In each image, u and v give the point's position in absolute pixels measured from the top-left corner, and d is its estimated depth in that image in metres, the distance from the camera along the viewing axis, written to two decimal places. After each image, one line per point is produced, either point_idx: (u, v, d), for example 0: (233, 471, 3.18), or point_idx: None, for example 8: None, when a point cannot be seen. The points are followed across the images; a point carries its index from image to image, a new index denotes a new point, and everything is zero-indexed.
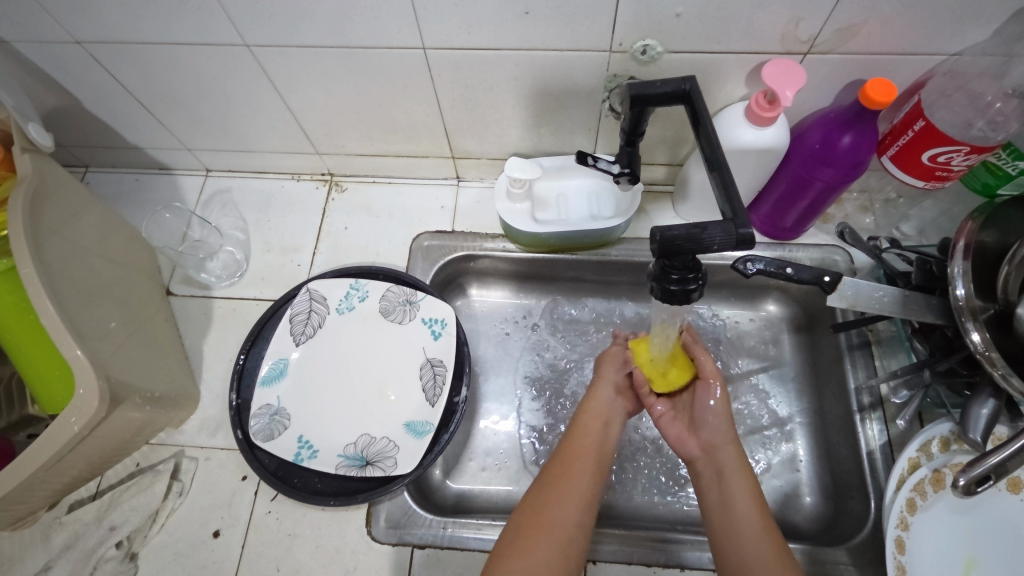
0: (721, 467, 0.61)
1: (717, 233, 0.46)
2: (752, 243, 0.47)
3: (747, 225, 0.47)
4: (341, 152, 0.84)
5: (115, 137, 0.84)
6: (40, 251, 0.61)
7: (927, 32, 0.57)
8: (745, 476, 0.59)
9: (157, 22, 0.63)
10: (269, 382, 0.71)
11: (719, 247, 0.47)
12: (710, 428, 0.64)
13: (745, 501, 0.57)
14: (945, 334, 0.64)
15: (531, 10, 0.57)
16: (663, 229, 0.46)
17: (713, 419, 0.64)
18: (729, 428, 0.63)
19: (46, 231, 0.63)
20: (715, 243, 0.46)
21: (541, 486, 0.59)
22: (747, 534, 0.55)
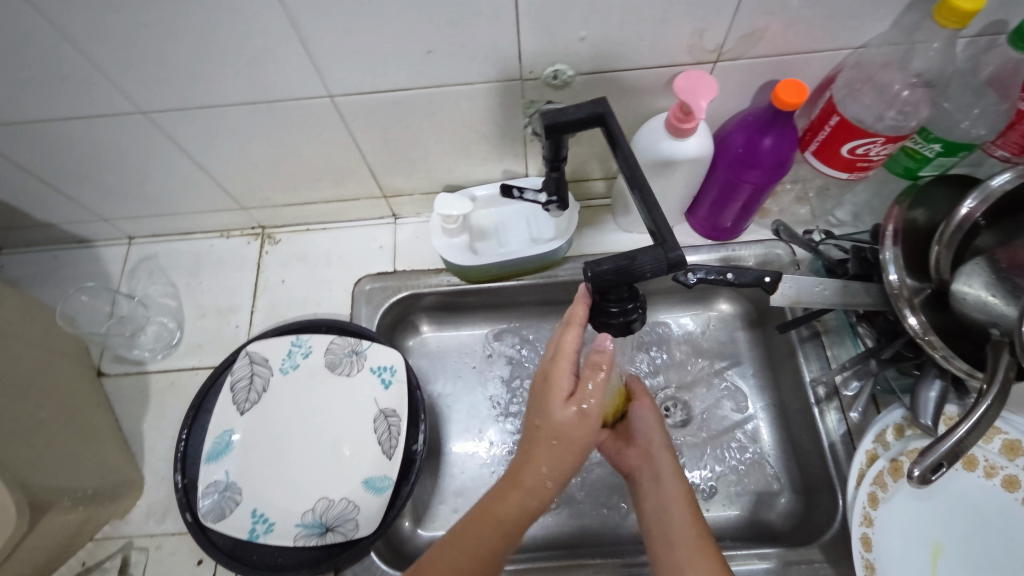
0: (658, 472, 0.62)
1: (648, 261, 0.47)
2: (684, 264, 0.47)
3: (675, 248, 0.47)
4: (268, 205, 0.81)
5: (23, 217, 0.79)
6: None
7: (828, 31, 0.57)
8: (679, 482, 0.61)
9: (42, 99, 0.59)
10: (215, 458, 0.67)
11: (653, 275, 0.47)
12: (648, 441, 0.65)
13: (677, 503, 0.59)
14: (888, 319, 0.65)
15: (433, 49, 0.56)
16: (594, 266, 0.48)
17: (648, 429, 0.66)
18: (665, 439, 0.64)
19: None
20: (647, 272, 0.48)
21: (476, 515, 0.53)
22: (679, 536, 0.56)
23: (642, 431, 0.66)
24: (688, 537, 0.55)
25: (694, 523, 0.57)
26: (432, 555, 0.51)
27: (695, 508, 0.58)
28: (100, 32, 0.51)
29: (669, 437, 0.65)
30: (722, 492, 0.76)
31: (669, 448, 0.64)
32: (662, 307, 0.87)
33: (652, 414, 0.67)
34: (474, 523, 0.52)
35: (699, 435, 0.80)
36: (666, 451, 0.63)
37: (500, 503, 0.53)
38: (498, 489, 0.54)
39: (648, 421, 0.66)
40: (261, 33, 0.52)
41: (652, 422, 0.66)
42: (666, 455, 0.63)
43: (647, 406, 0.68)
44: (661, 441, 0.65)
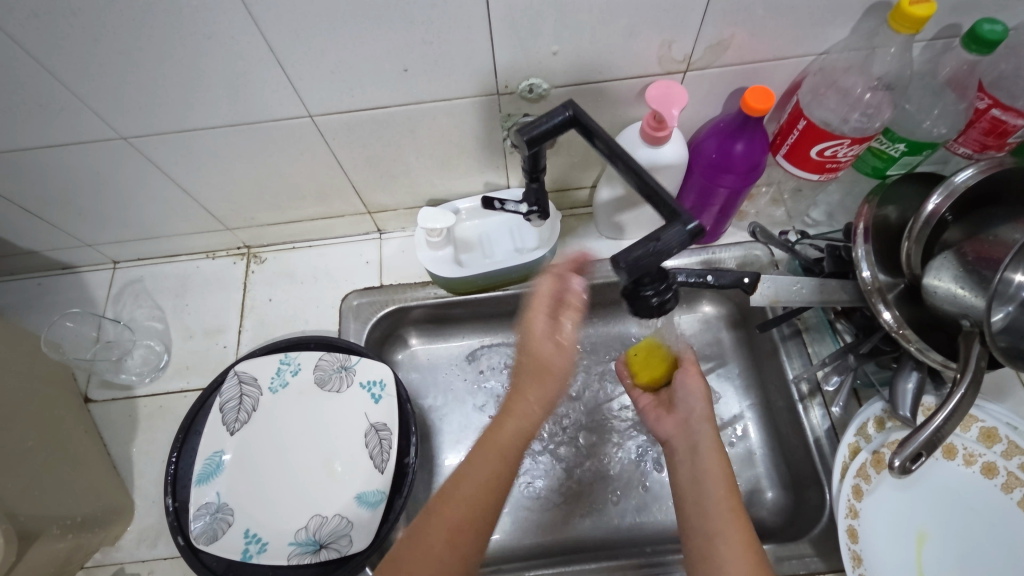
0: (696, 442, 0.60)
1: (672, 237, 0.48)
2: (705, 233, 0.49)
3: (692, 218, 0.49)
4: (253, 224, 0.81)
5: (5, 245, 0.79)
6: None
7: (791, 39, 0.59)
8: (719, 454, 0.58)
9: (21, 128, 0.59)
10: (206, 479, 0.67)
11: (679, 250, 0.48)
12: (690, 411, 0.63)
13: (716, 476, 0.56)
14: (865, 315, 0.67)
15: (409, 67, 0.57)
16: (627, 258, 0.47)
17: (692, 398, 0.64)
18: (708, 410, 0.62)
19: None
20: (675, 247, 0.48)
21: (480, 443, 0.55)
22: (712, 507, 0.53)
23: (683, 399, 0.64)
24: (720, 510, 0.53)
25: (727, 496, 0.54)
26: (438, 497, 0.53)
27: (732, 481, 0.56)
28: (78, 61, 0.52)
29: (712, 406, 0.63)
30: None
31: (711, 417, 0.62)
32: None
33: (698, 383, 0.65)
34: (474, 457, 0.54)
35: None
36: (707, 418, 0.61)
37: (493, 435, 0.55)
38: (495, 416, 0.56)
39: (693, 390, 0.64)
40: (239, 56, 0.53)
41: (696, 392, 0.64)
42: (708, 425, 0.61)
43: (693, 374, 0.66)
44: (705, 411, 0.62)
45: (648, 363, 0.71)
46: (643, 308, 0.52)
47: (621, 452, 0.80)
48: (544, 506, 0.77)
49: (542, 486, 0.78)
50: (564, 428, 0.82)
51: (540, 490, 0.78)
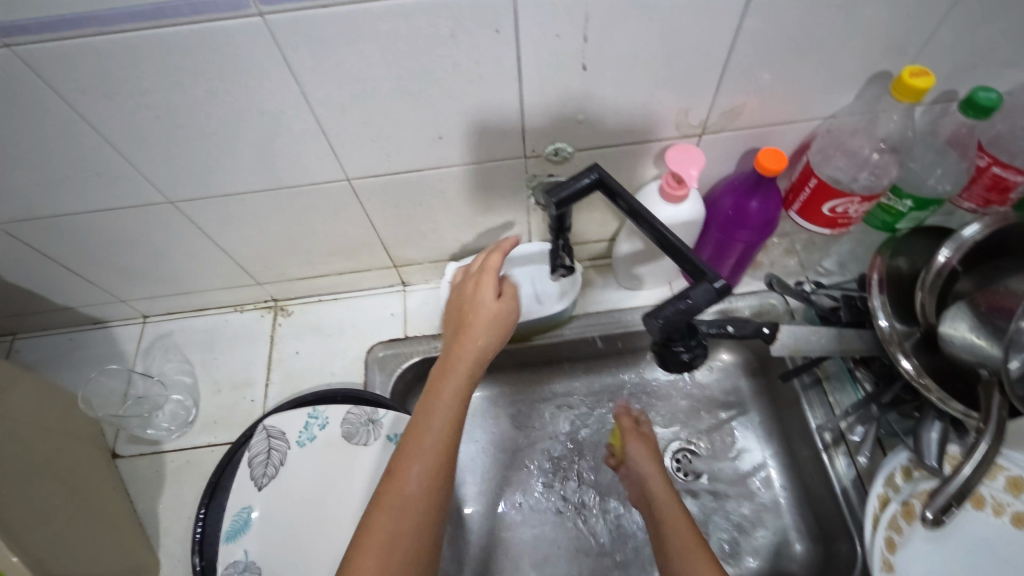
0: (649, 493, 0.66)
1: (700, 296, 0.50)
2: (731, 291, 0.51)
3: (718, 277, 0.51)
4: (282, 279, 0.84)
5: (42, 302, 0.81)
6: None
7: (800, 105, 0.63)
8: (673, 498, 0.64)
9: (76, 195, 0.63)
10: (235, 536, 0.68)
11: (706, 307, 0.50)
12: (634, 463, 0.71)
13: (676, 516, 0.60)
14: (884, 363, 0.68)
15: (443, 135, 0.61)
16: (658, 314, 0.49)
17: (637, 458, 0.71)
18: (655, 468, 0.68)
19: None
20: (703, 305, 0.50)
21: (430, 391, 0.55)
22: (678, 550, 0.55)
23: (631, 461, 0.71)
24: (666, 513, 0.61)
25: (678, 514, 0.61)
26: (399, 449, 0.53)
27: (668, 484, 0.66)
28: (136, 135, 0.56)
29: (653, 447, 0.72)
30: (740, 544, 0.76)
31: (652, 455, 0.71)
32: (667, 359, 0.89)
33: (639, 445, 0.72)
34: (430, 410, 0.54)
35: (711, 485, 0.81)
36: (656, 477, 0.67)
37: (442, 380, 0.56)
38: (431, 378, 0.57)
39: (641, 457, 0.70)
40: (287, 128, 0.57)
41: (637, 451, 0.72)
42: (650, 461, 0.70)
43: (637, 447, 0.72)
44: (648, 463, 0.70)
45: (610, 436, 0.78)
46: (672, 361, 0.53)
47: None
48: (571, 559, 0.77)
49: (567, 540, 0.78)
50: (588, 478, 0.81)
51: (565, 544, 0.78)
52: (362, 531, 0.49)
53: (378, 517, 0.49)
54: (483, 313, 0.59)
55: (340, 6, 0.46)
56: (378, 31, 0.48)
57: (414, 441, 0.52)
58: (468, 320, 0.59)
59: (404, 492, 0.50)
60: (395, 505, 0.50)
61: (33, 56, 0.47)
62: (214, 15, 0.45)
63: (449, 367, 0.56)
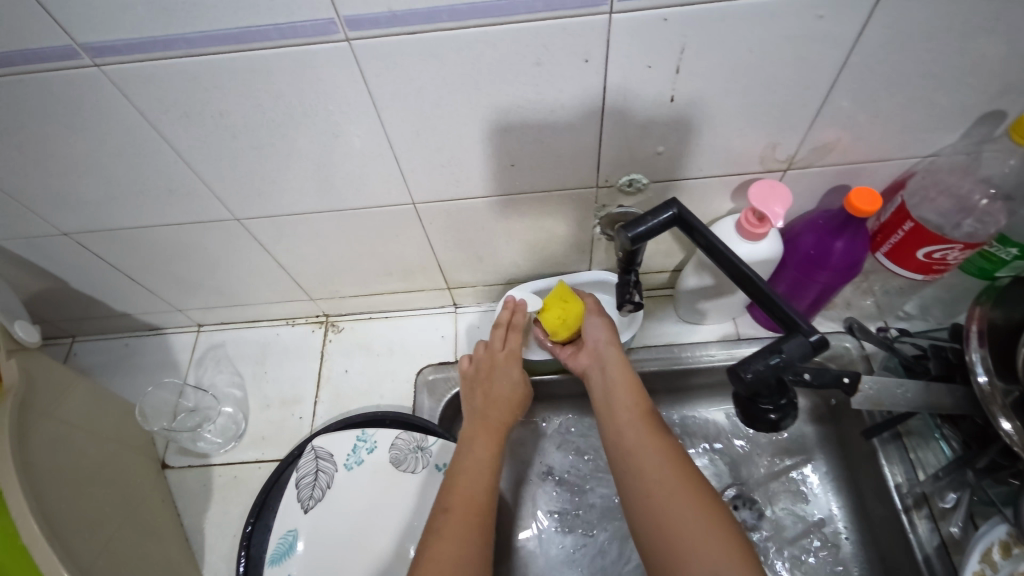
0: (603, 363, 0.64)
1: (794, 349, 0.47)
2: (830, 344, 0.46)
3: (814, 330, 0.47)
4: (335, 296, 0.83)
5: (103, 308, 0.82)
6: (30, 444, 0.57)
7: (898, 143, 0.59)
8: (625, 365, 0.62)
9: (147, 209, 0.63)
10: (279, 560, 0.66)
11: (800, 361, 0.47)
12: (598, 345, 0.66)
13: (622, 381, 0.61)
14: (976, 423, 0.62)
15: (516, 161, 0.59)
16: (745, 368, 0.46)
17: (597, 332, 0.67)
18: (611, 335, 0.66)
19: (36, 418, 0.60)
20: (797, 359, 0.46)
21: (472, 435, 0.61)
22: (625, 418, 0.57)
23: (592, 336, 0.67)
24: (642, 438, 0.54)
25: (675, 476, 0.50)
26: (445, 484, 0.56)
27: (634, 376, 0.61)
28: (211, 154, 0.55)
29: (621, 354, 0.64)
30: None
31: (632, 382, 0.60)
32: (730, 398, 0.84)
33: (600, 319, 0.68)
34: (472, 449, 0.59)
35: (771, 538, 0.76)
36: (609, 345, 0.65)
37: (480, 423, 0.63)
38: (466, 433, 0.62)
39: (596, 325, 0.68)
40: (359, 152, 0.56)
41: (593, 320, 0.68)
42: (621, 368, 0.62)
43: (594, 315, 0.68)
44: (615, 356, 0.64)
45: (563, 312, 0.70)
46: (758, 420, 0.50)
47: None
48: None
49: None
50: None
51: None
52: (419, 561, 0.49)
53: (436, 541, 0.50)
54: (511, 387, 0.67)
55: (429, 32, 0.44)
56: (465, 59, 0.46)
57: (461, 479, 0.56)
58: (493, 389, 0.66)
59: (459, 522, 0.52)
60: (448, 529, 0.51)
61: (122, 75, 0.46)
62: (302, 40, 0.44)
63: (483, 423, 0.63)
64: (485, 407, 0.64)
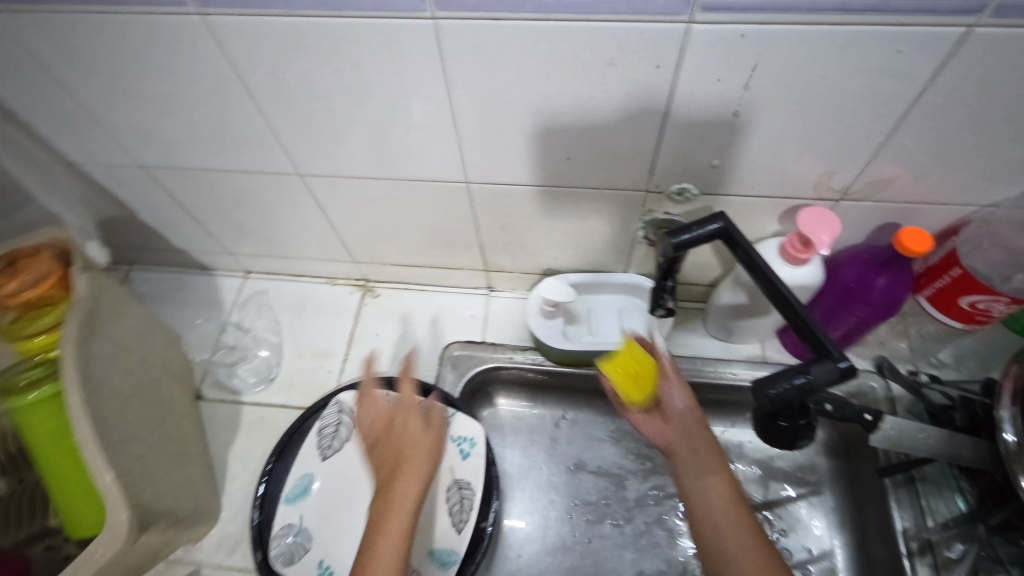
0: (693, 444, 0.55)
1: (822, 373, 0.47)
2: (857, 374, 0.47)
3: (844, 356, 0.48)
4: (377, 262, 0.86)
5: (164, 242, 0.88)
6: (92, 356, 0.62)
7: (958, 187, 0.58)
8: (715, 451, 0.55)
9: (219, 153, 0.67)
10: (293, 500, 0.70)
11: (826, 386, 0.47)
12: (684, 420, 0.58)
13: (713, 473, 0.53)
14: (994, 480, 0.62)
15: (572, 155, 0.60)
16: (771, 385, 0.47)
17: (680, 403, 0.59)
18: (698, 412, 0.58)
19: (100, 333, 0.65)
20: (822, 383, 0.47)
21: (381, 486, 0.55)
22: (723, 520, 0.50)
23: (675, 409, 0.59)
24: (742, 550, 0.47)
25: None
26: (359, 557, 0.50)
27: (727, 468, 0.53)
28: (287, 110, 0.59)
29: (713, 436, 0.56)
30: None
31: (726, 471, 0.53)
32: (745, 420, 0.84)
33: (680, 387, 0.60)
34: (381, 504, 0.53)
35: None
36: (695, 424, 0.57)
37: (384, 478, 0.55)
38: (378, 486, 0.55)
39: (678, 396, 0.60)
40: (427, 127, 0.59)
41: (675, 391, 0.60)
42: (712, 456, 0.54)
43: (673, 384, 0.61)
44: (703, 436, 0.56)
45: (635, 373, 0.63)
46: (776, 436, 0.51)
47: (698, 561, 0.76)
48: None
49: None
50: (641, 523, 0.78)
51: None
52: None
53: None
54: (409, 437, 0.58)
55: (512, 21, 0.46)
56: (541, 51, 0.48)
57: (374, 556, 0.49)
58: (401, 433, 0.58)
59: None
60: None
61: (221, 26, 0.50)
62: (390, 13, 0.46)
63: (388, 470, 0.55)
64: (387, 484, 0.54)
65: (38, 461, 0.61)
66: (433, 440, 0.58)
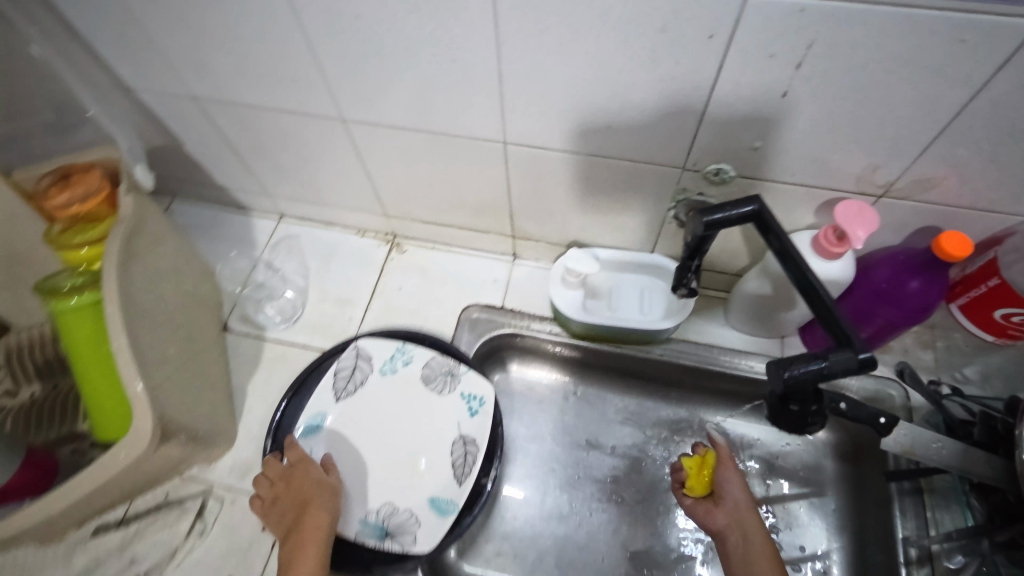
0: (745, 529, 0.64)
1: (838, 360, 0.46)
2: (877, 365, 0.46)
3: (866, 346, 0.46)
4: (407, 217, 0.88)
5: (206, 177, 0.91)
6: (132, 273, 0.65)
7: (1008, 195, 0.57)
8: (766, 538, 0.63)
9: (267, 91, 0.68)
10: (308, 435, 0.73)
11: (842, 374, 0.46)
12: (738, 506, 0.66)
13: (764, 555, 0.61)
14: (1006, 499, 0.61)
15: (613, 124, 0.60)
16: (783, 369, 0.47)
17: (735, 491, 0.67)
18: (750, 499, 0.66)
19: (141, 253, 0.68)
20: (839, 371, 0.46)
21: (291, 548, 0.62)
22: None
23: (729, 494, 0.67)
24: None
25: None
26: None
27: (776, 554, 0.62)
28: (338, 53, 0.60)
29: (761, 522, 0.65)
30: None
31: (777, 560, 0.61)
32: (755, 414, 0.84)
33: (736, 474, 0.68)
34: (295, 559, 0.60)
35: None
36: (746, 509, 0.65)
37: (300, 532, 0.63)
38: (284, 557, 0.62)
39: (732, 480, 0.68)
40: (472, 81, 0.59)
41: (729, 475, 0.68)
42: (761, 538, 0.63)
43: (729, 469, 0.68)
44: (757, 526, 0.64)
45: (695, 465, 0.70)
46: (786, 420, 0.51)
47: (690, 544, 0.77)
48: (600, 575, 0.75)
49: (598, 548, 0.77)
50: (639, 501, 0.80)
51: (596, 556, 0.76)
52: None
53: None
54: (313, 484, 0.67)
55: None
56: (594, 11, 0.48)
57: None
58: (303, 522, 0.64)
59: None
60: None
61: None
62: None
63: (293, 542, 0.62)
64: (288, 557, 0.61)
65: (75, 364, 0.65)
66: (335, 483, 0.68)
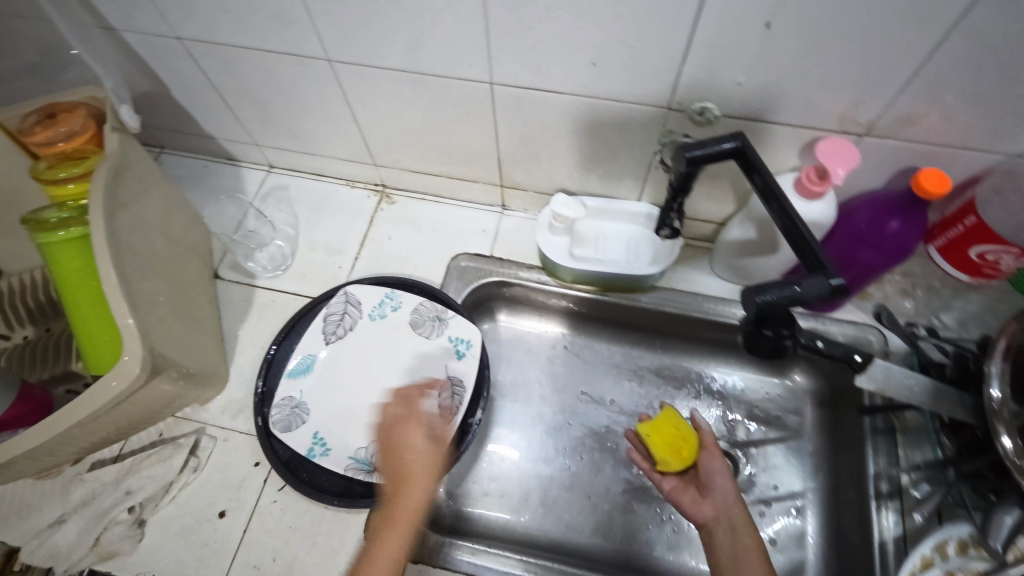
0: (733, 522, 0.61)
1: (812, 287, 0.48)
2: (848, 290, 0.47)
3: (839, 274, 0.48)
4: (395, 167, 0.88)
5: (194, 126, 0.90)
6: (120, 211, 0.65)
7: (987, 130, 0.57)
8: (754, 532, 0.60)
9: (253, 31, 0.68)
10: (297, 375, 0.74)
11: (816, 301, 0.48)
12: (726, 500, 0.64)
13: (752, 549, 0.58)
14: (975, 434, 0.62)
15: (598, 62, 0.60)
16: (759, 294, 0.48)
17: (724, 484, 0.65)
18: (739, 492, 0.64)
19: (129, 193, 0.68)
20: (813, 297, 0.48)
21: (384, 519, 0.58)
22: None
23: (717, 485, 0.65)
24: None
25: None
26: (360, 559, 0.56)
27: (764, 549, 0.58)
28: None
29: (749, 515, 0.62)
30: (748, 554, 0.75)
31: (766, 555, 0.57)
32: (736, 362, 0.86)
33: (723, 464, 0.66)
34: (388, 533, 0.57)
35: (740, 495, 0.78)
36: (734, 502, 0.63)
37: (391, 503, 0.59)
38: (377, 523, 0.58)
39: (718, 470, 0.66)
40: (457, 16, 0.58)
41: (716, 465, 0.66)
42: (750, 533, 0.60)
43: (716, 457, 0.67)
44: (744, 519, 0.61)
45: (676, 442, 0.70)
46: (764, 346, 0.55)
47: None
48: (583, 513, 0.77)
49: (581, 487, 0.79)
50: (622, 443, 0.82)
51: (579, 495, 0.78)
52: None
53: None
54: (416, 455, 0.61)
55: None
56: None
57: (380, 546, 0.56)
58: (403, 492, 0.59)
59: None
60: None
61: None
62: None
63: (388, 511, 0.58)
64: (378, 531, 0.57)
65: (65, 298, 0.65)
66: (438, 453, 0.62)
